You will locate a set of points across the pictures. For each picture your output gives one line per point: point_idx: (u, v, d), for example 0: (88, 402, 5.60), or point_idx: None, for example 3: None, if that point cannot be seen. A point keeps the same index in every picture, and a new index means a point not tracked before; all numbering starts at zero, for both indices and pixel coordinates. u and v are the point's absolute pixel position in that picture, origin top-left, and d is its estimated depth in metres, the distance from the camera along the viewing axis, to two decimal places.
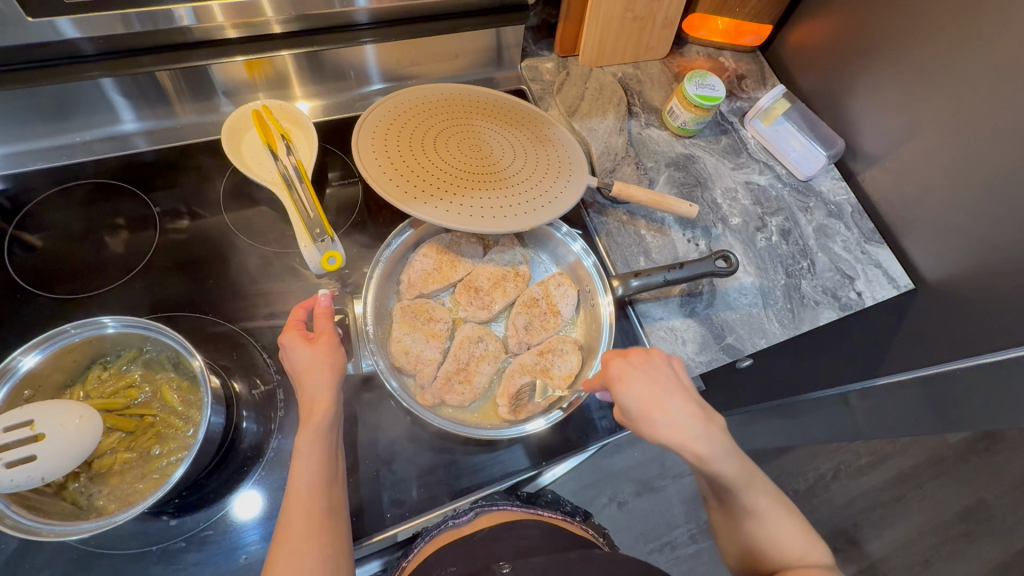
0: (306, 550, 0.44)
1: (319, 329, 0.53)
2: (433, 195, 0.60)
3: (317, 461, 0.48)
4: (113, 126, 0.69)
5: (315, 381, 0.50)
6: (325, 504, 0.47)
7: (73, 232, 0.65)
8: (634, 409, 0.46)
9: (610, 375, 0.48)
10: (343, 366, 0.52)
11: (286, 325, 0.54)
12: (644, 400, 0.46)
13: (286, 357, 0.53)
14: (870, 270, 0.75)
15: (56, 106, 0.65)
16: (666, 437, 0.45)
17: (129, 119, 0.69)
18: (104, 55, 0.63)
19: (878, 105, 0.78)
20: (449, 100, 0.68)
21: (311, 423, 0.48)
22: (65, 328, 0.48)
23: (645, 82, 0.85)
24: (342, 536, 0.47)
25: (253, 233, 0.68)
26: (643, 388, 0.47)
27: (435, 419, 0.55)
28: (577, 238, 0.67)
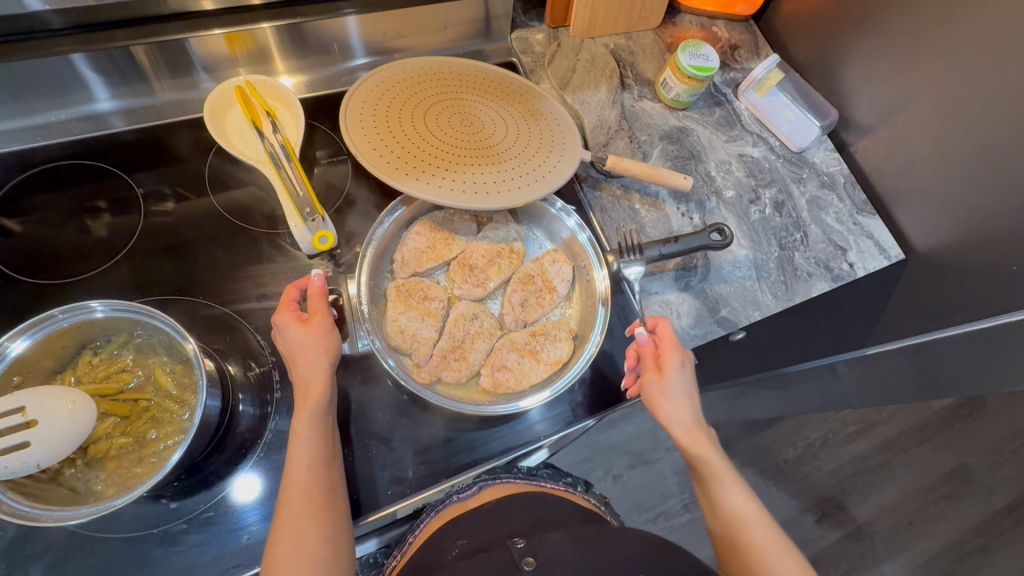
0: (309, 527, 0.45)
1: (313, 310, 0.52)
2: (425, 171, 0.59)
3: (315, 442, 0.48)
4: (91, 104, 0.67)
5: (311, 363, 0.50)
6: (325, 482, 0.48)
7: (54, 216, 0.63)
8: (679, 396, 0.54)
9: (675, 354, 0.55)
10: (337, 347, 0.52)
11: (279, 305, 0.53)
12: (687, 393, 0.54)
13: (281, 338, 0.52)
14: (862, 241, 0.76)
15: (29, 84, 0.62)
16: (686, 429, 0.54)
17: (106, 98, 0.67)
18: (71, 29, 0.61)
19: (872, 74, 0.77)
20: (439, 74, 0.67)
21: (308, 406, 0.48)
22: (53, 313, 0.47)
23: (638, 53, 0.84)
24: (342, 512, 0.48)
25: (241, 214, 0.66)
26: (689, 386, 0.55)
27: (432, 396, 0.56)
28: (572, 214, 0.67)
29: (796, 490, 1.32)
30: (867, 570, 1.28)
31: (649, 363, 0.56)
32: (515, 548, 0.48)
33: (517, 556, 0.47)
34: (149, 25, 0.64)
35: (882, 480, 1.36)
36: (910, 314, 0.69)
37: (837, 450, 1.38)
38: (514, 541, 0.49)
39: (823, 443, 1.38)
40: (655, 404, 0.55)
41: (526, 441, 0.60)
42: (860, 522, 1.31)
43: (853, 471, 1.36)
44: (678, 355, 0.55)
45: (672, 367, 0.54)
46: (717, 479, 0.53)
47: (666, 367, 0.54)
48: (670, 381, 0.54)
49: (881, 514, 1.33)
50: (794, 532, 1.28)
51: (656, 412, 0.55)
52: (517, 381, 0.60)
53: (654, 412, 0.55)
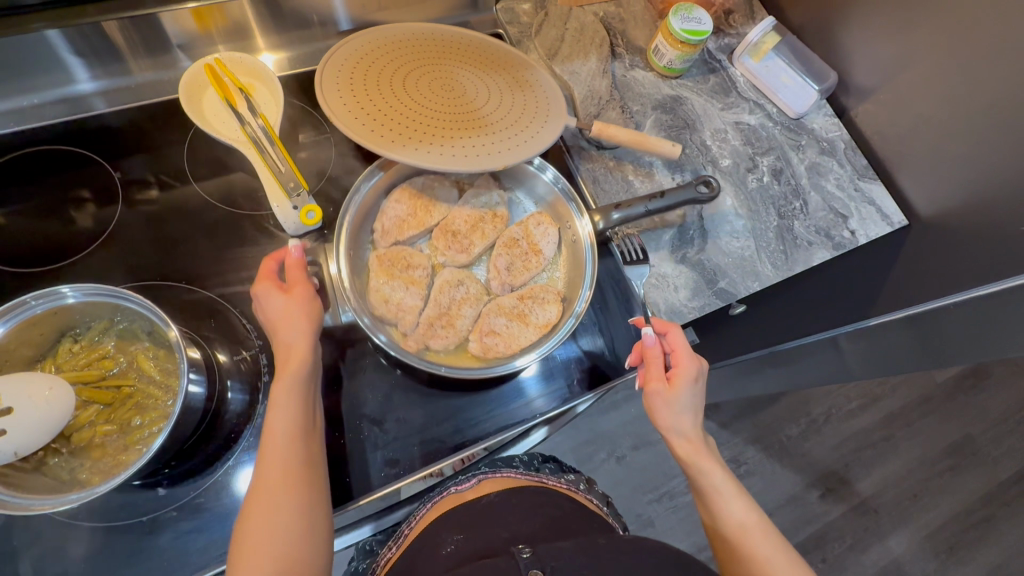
0: (282, 500, 0.43)
1: (293, 278, 0.51)
2: (406, 137, 0.57)
3: (293, 411, 0.47)
4: (70, 86, 0.65)
5: (291, 330, 0.49)
6: (302, 454, 0.46)
7: (32, 204, 0.61)
8: (687, 407, 0.53)
9: (690, 367, 0.53)
10: (318, 314, 0.51)
11: (260, 275, 0.51)
12: (692, 405, 0.54)
13: (260, 308, 0.51)
14: (864, 208, 0.74)
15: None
16: (688, 438, 0.54)
17: (84, 78, 0.65)
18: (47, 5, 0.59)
19: (872, 33, 0.74)
20: (422, 40, 0.65)
21: (288, 373, 0.47)
22: (25, 300, 0.45)
23: (628, 20, 0.81)
24: (320, 488, 0.47)
25: (224, 197, 0.65)
26: (697, 398, 0.54)
27: (418, 363, 0.54)
28: (548, 169, 0.65)
29: (800, 465, 1.31)
30: (872, 543, 1.27)
31: (657, 372, 0.54)
32: (521, 557, 0.46)
33: (522, 566, 0.44)
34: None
35: (886, 454, 1.35)
36: (913, 279, 0.67)
37: (840, 425, 1.37)
38: (519, 550, 0.47)
39: (826, 418, 1.37)
40: (660, 413, 0.54)
41: (523, 418, 0.59)
42: (865, 496, 1.31)
43: (856, 446, 1.35)
44: (692, 367, 0.53)
45: (683, 379, 0.53)
46: (715, 488, 0.53)
47: (677, 379, 0.53)
48: (679, 394, 0.53)
49: (885, 487, 1.32)
50: (798, 508, 1.28)
51: (659, 421, 0.54)
52: (506, 346, 0.59)
53: (657, 419, 0.55)
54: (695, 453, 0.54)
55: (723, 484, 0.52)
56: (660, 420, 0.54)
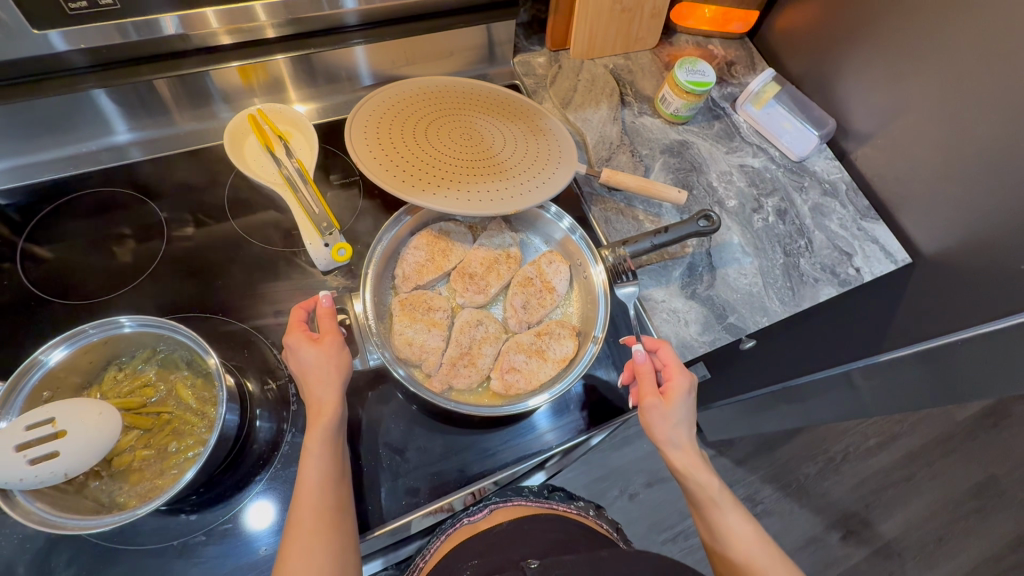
0: (316, 545, 0.46)
1: (324, 328, 0.53)
2: (426, 183, 0.61)
3: (326, 459, 0.50)
4: (106, 138, 0.70)
5: (323, 382, 0.51)
6: (334, 500, 0.49)
7: (82, 242, 0.66)
8: (681, 418, 0.56)
9: (682, 380, 0.56)
10: (347, 364, 0.53)
11: (292, 325, 0.54)
12: (686, 417, 0.56)
13: (292, 358, 0.53)
14: (868, 246, 0.76)
15: (60, 119, 0.66)
16: (683, 449, 0.56)
17: (121, 131, 0.71)
18: (94, 67, 0.64)
19: (867, 83, 0.79)
20: (443, 93, 0.70)
21: (320, 424, 0.50)
22: (84, 328, 0.49)
23: (637, 72, 0.87)
24: (349, 532, 0.49)
25: (258, 235, 0.69)
26: (688, 410, 0.57)
27: (446, 404, 0.56)
28: (564, 216, 0.68)
29: (818, 506, 1.29)
30: None
31: (651, 387, 0.56)
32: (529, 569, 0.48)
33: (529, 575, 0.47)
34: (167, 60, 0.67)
35: (907, 494, 1.32)
36: (920, 315, 0.69)
37: (858, 464, 1.34)
38: (527, 564, 0.49)
39: (844, 457, 1.34)
40: (657, 426, 0.55)
41: (536, 450, 0.60)
42: (887, 539, 1.28)
43: (876, 486, 1.33)
44: (684, 380, 0.56)
45: (677, 392, 0.56)
46: (712, 499, 0.55)
47: (671, 392, 0.56)
48: (675, 406, 0.55)
49: (907, 530, 1.29)
50: (819, 551, 1.25)
51: (657, 434, 0.56)
52: (526, 382, 0.60)
53: (654, 432, 0.56)
54: (692, 465, 0.56)
55: (718, 493, 0.55)
56: (658, 433, 0.56)
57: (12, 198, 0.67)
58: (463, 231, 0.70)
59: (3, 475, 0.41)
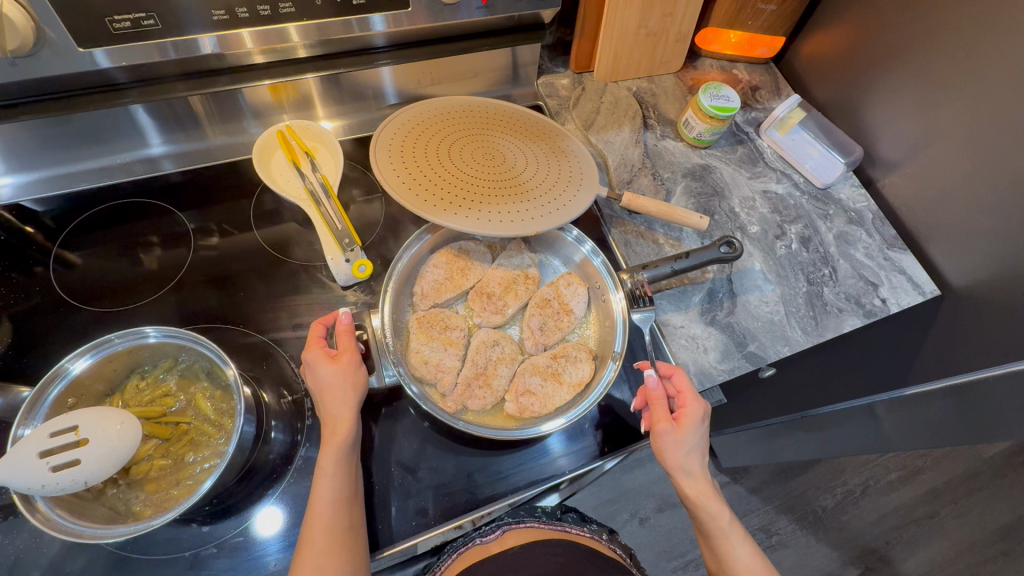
0: (329, 566, 0.46)
1: (343, 344, 0.54)
2: (448, 202, 0.62)
3: (340, 478, 0.50)
4: (140, 149, 0.72)
5: (338, 401, 0.52)
6: (347, 521, 0.49)
7: (113, 249, 0.68)
8: (693, 445, 0.54)
9: (696, 407, 0.55)
10: (363, 381, 0.53)
11: (311, 340, 0.54)
12: (699, 446, 0.55)
13: (309, 374, 0.53)
14: (894, 276, 0.75)
15: (101, 130, 0.69)
16: (694, 478, 0.54)
17: (155, 143, 0.73)
18: (134, 83, 0.66)
19: (896, 111, 0.78)
20: (468, 114, 0.71)
21: (335, 444, 0.50)
22: (111, 337, 0.51)
23: (660, 95, 0.87)
24: (361, 552, 0.49)
25: (280, 247, 0.70)
26: (701, 439, 0.55)
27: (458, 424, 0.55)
28: (586, 240, 0.67)
29: (836, 540, 1.25)
30: None
31: (664, 412, 0.55)
32: None
33: None
34: (200, 78, 0.68)
35: (930, 533, 1.27)
36: (949, 350, 0.67)
37: (879, 498, 1.30)
38: None
39: (864, 490, 1.30)
40: (669, 452, 0.54)
41: (548, 475, 0.59)
42: None
43: (897, 522, 1.28)
44: (698, 409, 0.55)
45: (690, 419, 0.55)
46: (722, 529, 0.54)
47: (684, 419, 0.55)
48: (688, 434, 0.54)
49: (930, 570, 1.24)
50: None
51: (669, 462, 0.54)
52: (542, 406, 0.59)
53: (665, 459, 0.55)
54: (703, 494, 0.54)
55: (729, 525, 0.54)
56: (670, 460, 0.54)
57: (48, 204, 0.69)
58: (482, 250, 0.70)
59: (25, 480, 0.42)
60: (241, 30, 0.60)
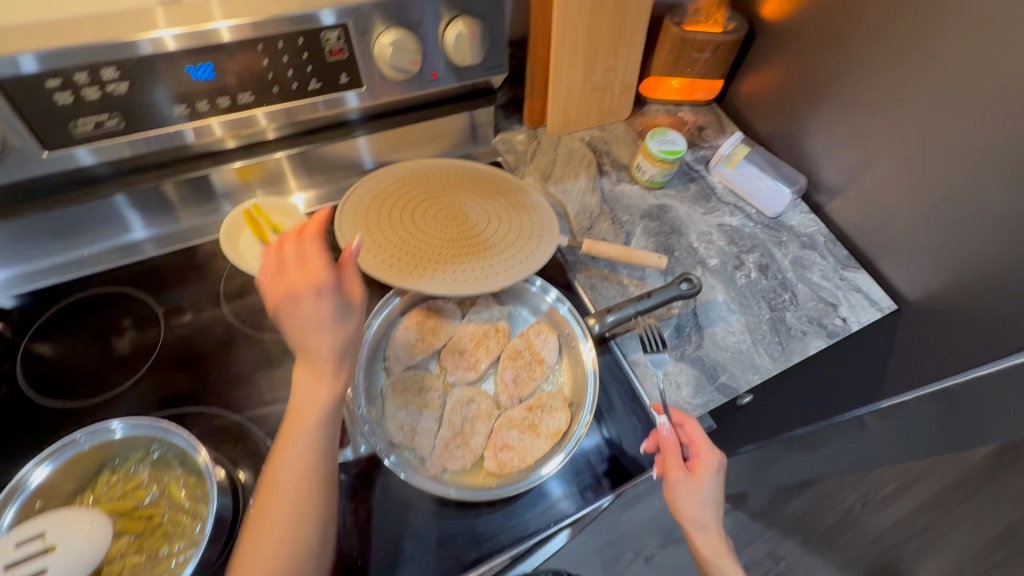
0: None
1: (313, 261, 0.53)
2: (413, 266, 0.64)
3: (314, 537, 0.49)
4: (125, 235, 0.75)
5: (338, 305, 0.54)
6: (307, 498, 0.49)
7: (82, 340, 0.68)
8: (708, 498, 0.59)
9: (710, 459, 0.59)
10: (319, 430, 0.51)
11: (292, 236, 0.55)
12: (714, 499, 0.60)
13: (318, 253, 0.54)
14: (851, 295, 0.78)
15: (79, 224, 0.71)
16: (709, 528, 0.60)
17: (139, 229, 0.75)
18: (115, 173, 0.69)
19: (833, 142, 0.83)
20: (430, 176, 0.75)
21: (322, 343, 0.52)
22: (75, 436, 0.52)
23: (612, 142, 0.91)
24: None
25: (252, 322, 0.70)
26: (714, 491, 0.60)
27: (430, 485, 0.56)
28: (550, 289, 0.70)
29: None
30: None
31: (677, 461, 0.58)
32: None
33: None
34: (176, 164, 0.71)
35: (934, 543, 1.26)
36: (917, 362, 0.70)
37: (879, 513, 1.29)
38: None
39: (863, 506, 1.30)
40: (684, 502, 0.59)
41: (539, 530, 0.57)
42: None
43: (900, 536, 1.27)
44: (713, 460, 0.59)
45: (705, 471, 0.59)
46: None
47: (699, 470, 0.59)
48: (701, 484, 0.59)
49: None
50: None
51: (682, 510, 0.59)
52: (521, 460, 0.59)
53: (680, 508, 0.59)
54: (716, 546, 0.60)
55: None
56: (684, 510, 0.59)
57: (19, 300, 0.69)
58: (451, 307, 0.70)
59: None
60: (212, 121, 0.63)
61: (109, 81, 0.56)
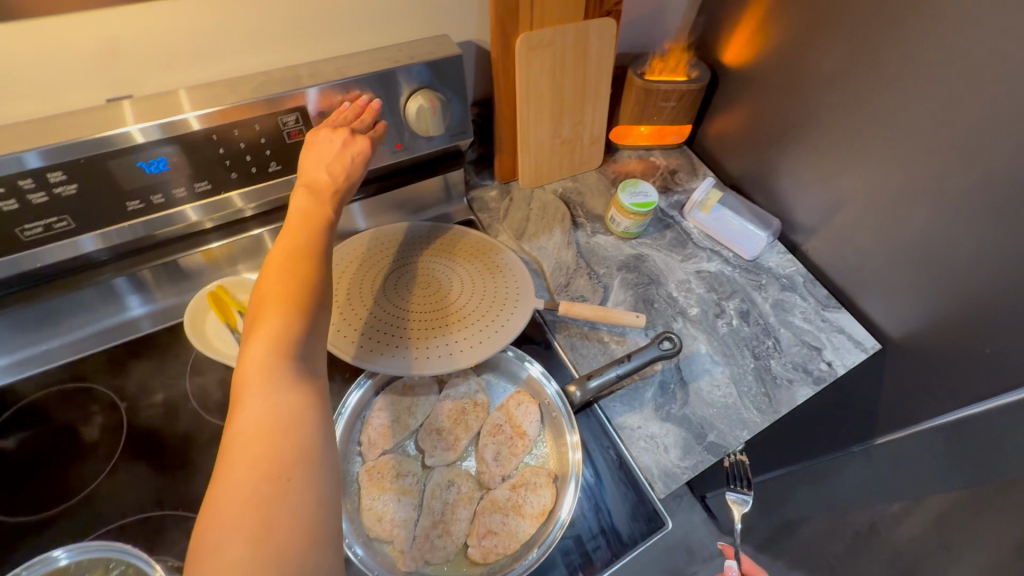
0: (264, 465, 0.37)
1: (318, 179, 0.55)
2: (385, 342, 0.63)
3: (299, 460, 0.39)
4: (120, 313, 0.73)
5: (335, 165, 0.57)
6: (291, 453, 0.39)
7: (40, 440, 0.64)
8: None
9: None
10: (291, 342, 0.43)
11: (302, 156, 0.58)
12: None
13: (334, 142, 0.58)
14: (834, 337, 0.77)
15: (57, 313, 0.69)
16: None
17: (135, 305, 0.74)
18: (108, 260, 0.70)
19: (803, 183, 0.83)
20: (399, 242, 0.73)
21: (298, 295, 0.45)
22: (18, 572, 0.49)
23: (585, 192, 0.91)
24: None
25: (222, 408, 0.67)
26: None
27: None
28: (533, 362, 0.68)
29: None
30: None
31: None
32: None
33: None
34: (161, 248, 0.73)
35: None
36: None
37: None
38: None
39: None
40: None
41: None
42: None
43: None
44: None
45: None
46: None
47: None
48: None
49: None
50: None
51: None
52: (506, 546, 0.57)
53: None
54: None
55: None
56: None
57: None
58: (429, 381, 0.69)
59: None
60: (185, 207, 0.62)
61: (56, 184, 0.54)
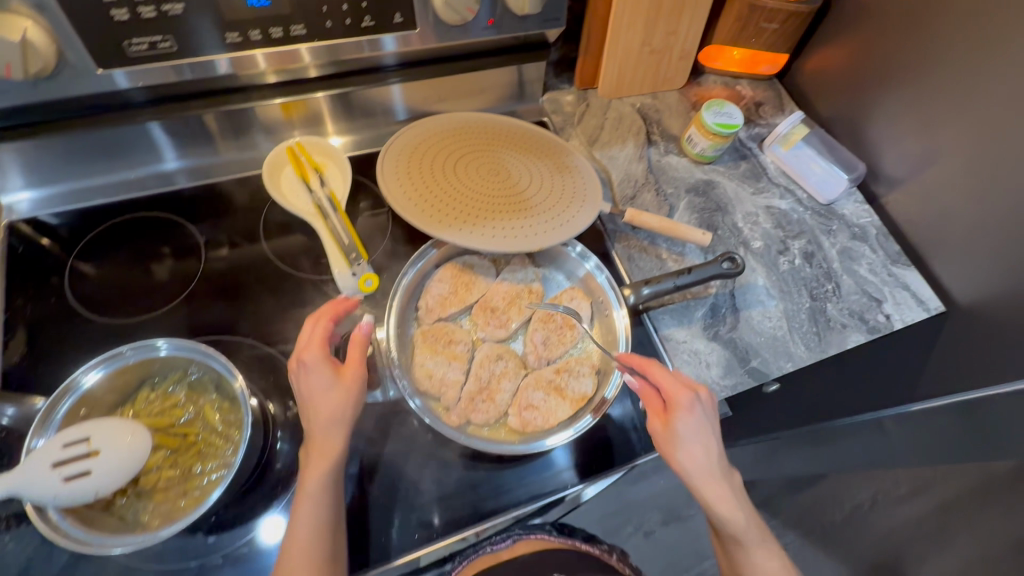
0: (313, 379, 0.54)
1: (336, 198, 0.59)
2: (452, 218, 0.64)
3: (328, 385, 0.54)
4: (158, 164, 0.75)
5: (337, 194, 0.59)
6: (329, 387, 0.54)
7: (126, 260, 0.69)
8: (687, 436, 0.53)
9: (681, 398, 0.54)
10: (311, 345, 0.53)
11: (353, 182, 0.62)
12: (699, 438, 0.53)
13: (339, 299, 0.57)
14: (897, 292, 0.75)
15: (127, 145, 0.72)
16: (694, 472, 0.53)
17: (171, 159, 0.75)
18: (154, 101, 0.69)
19: (899, 130, 0.78)
20: (475, 129, 0.73)
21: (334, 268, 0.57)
22: (123, 349, 0.53)
23: (664, 111, 0.88)
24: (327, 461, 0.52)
25: (289, 260, 0.71)
26: (697, 427, 0.53)
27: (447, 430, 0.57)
28: (591, 256, 0.68)
29: None
30: None
31: (654, 407, 0.56)
32: None
33: None
34: (219, 95, 0.71)
35: None
36: None
37: None
38: None
39: None
40: (667, 449, 0.54)
41: (552, 489, 0.59)
42: None
43: None
44: (685, 398, 0.54)
45: (679, 410, 0.54)
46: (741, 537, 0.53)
47: (672, 411, 0.54)
48: (676, 424, 0.53)
49: None
50: None
51: (670, 460, 0.55)
52: (544, 420, 0.60)
53: (670, 457, 0.55)
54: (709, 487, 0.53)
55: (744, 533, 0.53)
56: (668, 454, 0.55)
57: (65, 217, 0.71)
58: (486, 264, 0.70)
59: (38, 490, 0.45)
60: (257, 50, 0.62)
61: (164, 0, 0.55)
